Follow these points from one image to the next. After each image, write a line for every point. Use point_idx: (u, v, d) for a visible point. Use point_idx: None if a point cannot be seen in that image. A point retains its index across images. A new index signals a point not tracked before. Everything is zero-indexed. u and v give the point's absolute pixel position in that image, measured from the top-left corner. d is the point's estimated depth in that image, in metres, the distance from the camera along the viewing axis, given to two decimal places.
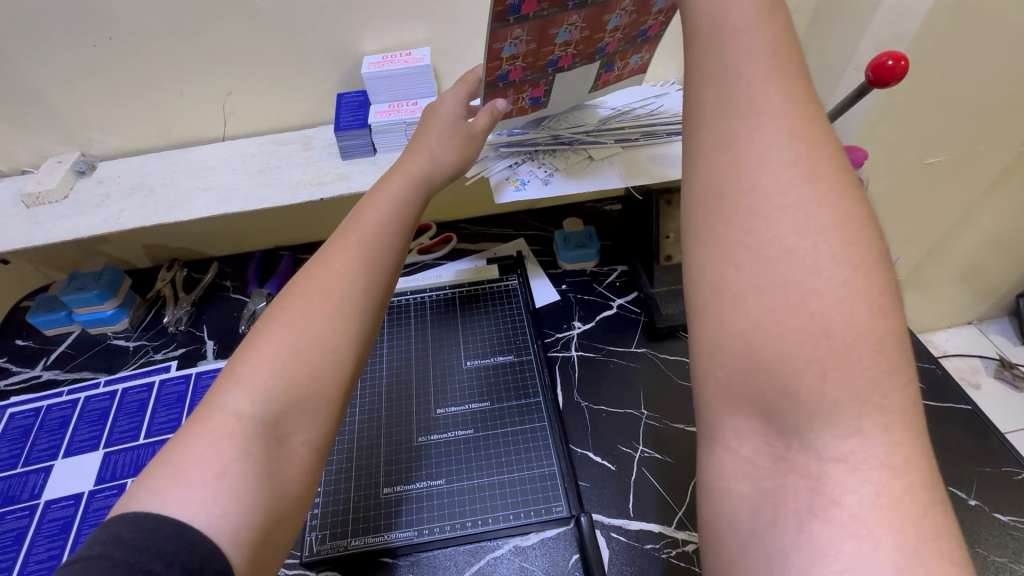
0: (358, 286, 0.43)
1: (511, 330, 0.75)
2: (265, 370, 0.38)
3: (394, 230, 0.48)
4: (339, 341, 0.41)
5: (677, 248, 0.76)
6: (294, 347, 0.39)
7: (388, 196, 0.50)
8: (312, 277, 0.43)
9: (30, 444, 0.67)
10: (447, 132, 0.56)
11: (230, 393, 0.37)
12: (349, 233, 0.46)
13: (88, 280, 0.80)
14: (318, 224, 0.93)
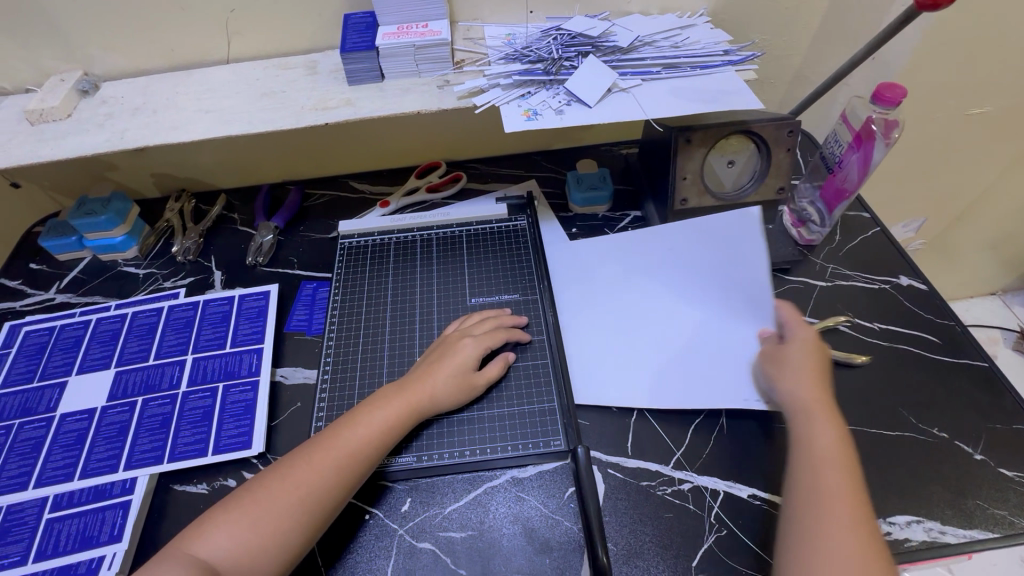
0: (323, 483, 0.51)
1: (517, 269, 0.74)
2: (230, 535, 0.48)
3: (376, 447, 0.55)
4: (291, 538, 0.49)
5: (695, 191, 0.72)
6: (254, 517, 0.49)
7: (386, 406, 0.57)
8: (298, 464, 0.52)
9: (45, 361, 0.69)
10: (455, 375, 0.60)
11: (209, 537, 0.48)
12: (339, 436, 0.55)
13: (97, 205, 0.79)
14: (325, 160, 0.91)
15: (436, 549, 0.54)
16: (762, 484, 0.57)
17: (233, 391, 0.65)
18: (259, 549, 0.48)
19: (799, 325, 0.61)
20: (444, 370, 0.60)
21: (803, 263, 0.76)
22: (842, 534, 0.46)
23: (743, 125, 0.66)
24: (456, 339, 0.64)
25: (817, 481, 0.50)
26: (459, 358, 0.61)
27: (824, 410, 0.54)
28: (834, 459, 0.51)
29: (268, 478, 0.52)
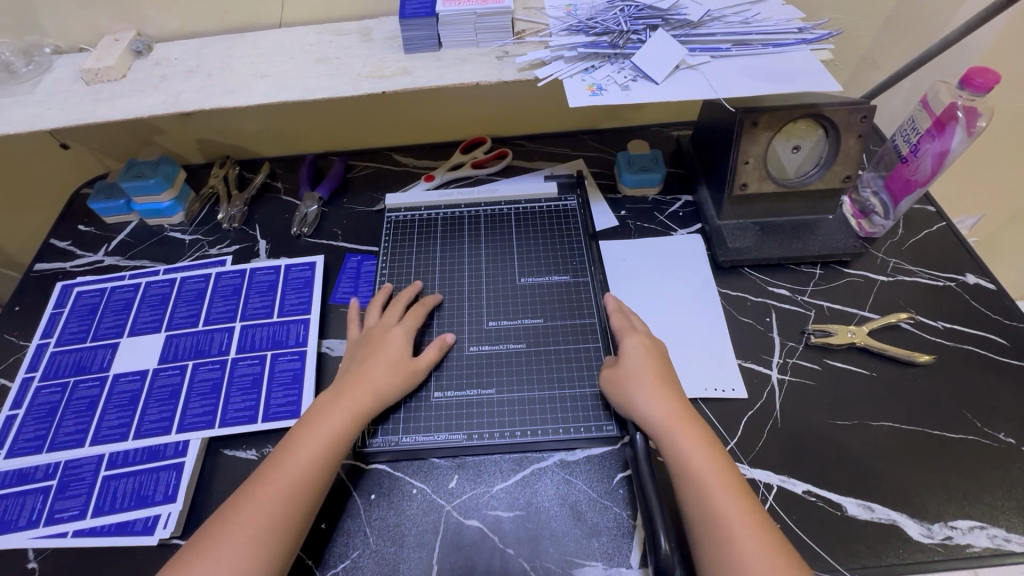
0: (276, 516, 0.48)
1: (566, 251, 0.72)
2: None
3: (325, 467, 0.52)
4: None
5: (756, 176, 0.69)
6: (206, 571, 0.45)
7: (326, 421, 0.54)
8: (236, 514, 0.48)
9: (97, 321, 0.70)
10: (388, 363, 0.59)
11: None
12: (273, 473, 0.50)
13: (145, 169, 0.79)
14: (370, 130, 0.90)
15: (484, 526, 0.54)
16: (817, 480, 0.56)
17: (281, 360, 0.65)
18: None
19: (627, 336, 0.60)
20: (380, 373, 0.58)
21: (863, 256, 0.73)
22: (732, 522, 0.46)
23: (813, 109, 0.63)
24: (387, 339, 0.61)
25: (708, 505, 0.47)
26: (394, 360, 0.59)
27: (677, 418, 0.52)
28: (710, 473, 0.49)
29: (214, 531, 0.48)
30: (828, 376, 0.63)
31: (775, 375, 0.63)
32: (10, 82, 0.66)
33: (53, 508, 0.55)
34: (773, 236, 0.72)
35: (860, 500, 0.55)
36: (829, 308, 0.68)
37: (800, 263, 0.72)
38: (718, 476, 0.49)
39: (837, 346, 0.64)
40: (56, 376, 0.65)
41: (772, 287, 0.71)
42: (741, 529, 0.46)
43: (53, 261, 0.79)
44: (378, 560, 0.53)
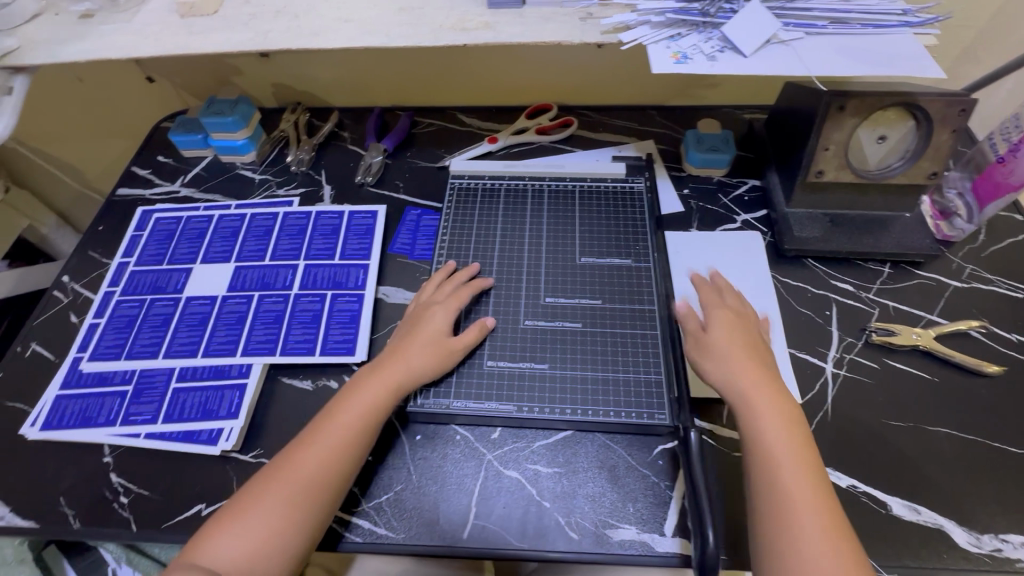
0: (316, 479, 0.50)
1: (629, 232, 0.70)
2: (236, 542, 0.47)
3: (362, 437, 0.53)
4: (296, 534, 0.48)
5: (834, 164, 0.66)
6: (248, 526, 0.48)
7: (368, 391, 0.55)
8: (288, 465, 0.51)
9: (174, 247, 0.74)
10: (428, 345, 0.58)
11: (213, 540, 0.47)
12: (320, 432, 0.53)
13: (224, 106, 0.82)
14: (437, 88, 0.90)
15: (522, 478, 0.56)
16: (862, 476, 0.55)
17: (340, 300, 0.68)
18: (261, 553, 0.47)
19: (715, 304, 0.59)
20: (419, 354, 0.58)
21: (938, 259, 0.69)
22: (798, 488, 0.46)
23: (908, 96, 0.60)
24: (429, 320, 0.60)
25: (777, 483, 0.46)
26: (435, 343, 0.59)
27: (757, 389, 0.52)
28: (788, 454, 0.48)
29: (257, 490, 0.50)
30: (887, 376, 0.61)
31: (830, 369, 0.62)
32: (111, 11, 0.70)
33: (128, 411, 0.60)
34: (843, 229, 0.70)
35: (907, 501, 0.53)
36: (895, 308, 0.66)
37: (869, 260, 0.70)
38: (796, 458, 0.48)
39: (900, 347, 0.62)
40: (134, 293, 0.70)
41: (835, 281, 0.68)
42: (809, 510, 0.45)
43: (134, 187, 0.84)
44: (418, 496, 0.56)
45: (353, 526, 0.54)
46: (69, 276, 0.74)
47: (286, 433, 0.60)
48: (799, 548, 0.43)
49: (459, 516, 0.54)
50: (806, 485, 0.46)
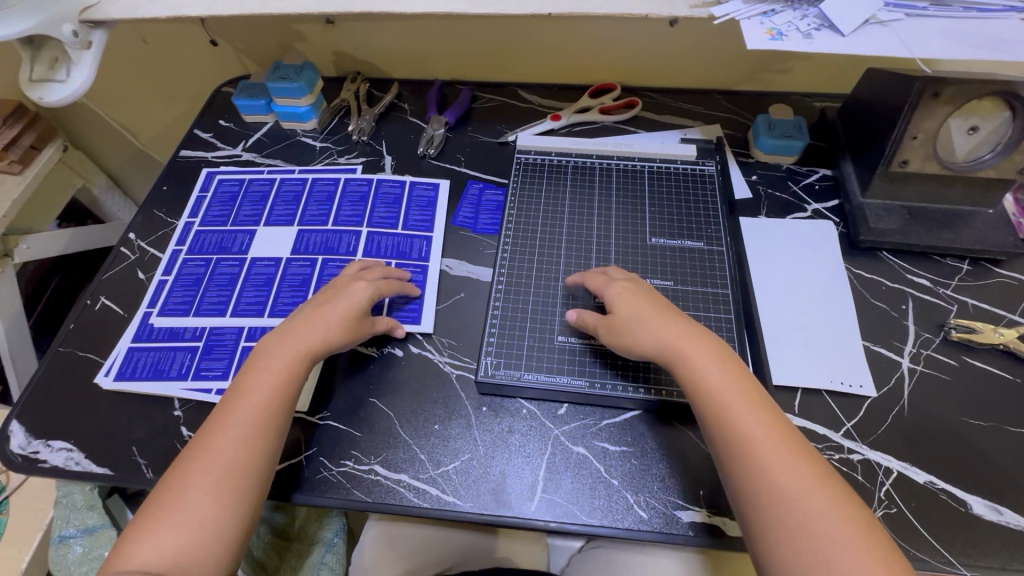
0: (238, 462, 0.47)
1: (701, 215, 0.68)
2: (162, 543, 0.44)
3: (279, 408, 0.51)
4: (228, 517, 0.46)
5: (920, 154, 0.64)
6: (176, 527, 0.44)
7: (267, 365, 0.52)
8: (198, 457, 0.47)
9: (237, 209, 0.74)
10: (346, 319, 0.57)
11: (132, 544, 0.44)
12: (228, 415, 0.50)
13: (290, 72, 0.81)
14: (499, 63, 0.89)
15: (590, 455, 0.56)
16: (942, 473, 0.54)
17: (404, 269, 0.68)
18: (201, 538, 0.44)
19: (606, 287, 0.58)
20: (325, 328, 0.55)
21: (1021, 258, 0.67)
22: (795, 479, 0.43)
23: (1012, 85, 0.57)
24: (338, 297, 0.58)
25: (766, 469, 0.44)
26: (332, 318, 0.56)
27: (727, 373, 0.49)
28: (762, 434, 0.46)
29: (174, 489, 0.46)
30: (966, 374, 0.59)
31: (907, 364, 0.60)
32: None
33: (199, 366, 0.61)
34: (922, 222, 0.68)
35: (989, 501, 0.52)
36: (974, 305, 0.64)
37: (946, 256, 0.68)
38: (771, 440, 0.45)
39: (980, 345, 0.61)
40: (200, 252, 0.70)
41: (911, 275, 0.67)
42: (809, 490, 0.42)
43: (196, 149, 0.84)
44: (485, 467, 0.55)
45: (420, 492, 0.54)
46: (135, 233, 0.75)
47: (354, 397, 0.60)
48: (806, 518, 0.41)
49: (526, 488, 0.54)
50: (813, 490, 0.43)
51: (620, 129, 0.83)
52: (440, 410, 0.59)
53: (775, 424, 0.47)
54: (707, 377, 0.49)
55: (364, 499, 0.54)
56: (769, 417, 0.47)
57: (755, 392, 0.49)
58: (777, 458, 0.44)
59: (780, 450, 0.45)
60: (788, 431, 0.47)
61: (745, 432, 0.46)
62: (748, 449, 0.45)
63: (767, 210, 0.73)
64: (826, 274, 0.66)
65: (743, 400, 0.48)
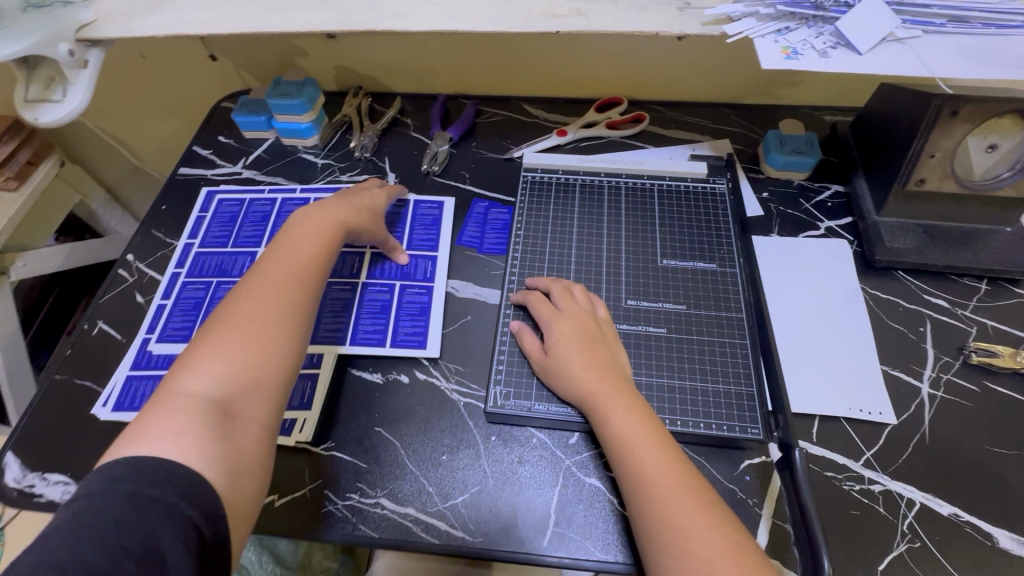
0: (287, 302, 0.52)
1: (712, 235, 0.67)
2: (219, 366, 0.46)
3: (318, 266, 0.57)
4: (280, 347, 0.49)
5: (936, 173, 0.63)
6: (230, 354, 0.47)
7: (299, 237, 0.58)
8: (243, 302, 0.51)
9: (237, 230, 0.73)
10: (366, 206, 0.66)
11: (178, 383, 0.45)
12: (267, 272, 0.54)
13: (291, 88, 0.80)
14: (503, 78, 0.88)
15: (603, 487, 0.54)
16: (966, 505, 0.52)
17: (409, 292, 0.66)
18: (256, 374, 0.47)
19: (547, 324, 0.57)
20: (351, 212, 0.63)
21: None
22: (691, 526, 0.42)
23: None
24: (358, 193, 0.67)
25: (658, 505, 0.44)
26: (356, 206, 0.65)
27: (629, 416, 0.49)
28: (660, 469, 0.46)
29: (223, 325, 0.49)
30: (988, 400, 0.57)
31: (926, 389, 0.58)
32: None
33: None
34: (938, 241, 0.66)
35: (1014, 534, 0.50)
36: (994, 327, 0.62)
37: (963, 275, 0.66)
38: (670, 482, 0.45)
39: (1001, 369, 0.59)
40: (199, 275, 0.69)
41: (928, 295, 0.65)
42: (702, 537, 0.42)
43: (196, 167, 0.83)
44: (495, 500, 0.54)
45: (429, 527, 0.53)
46: (133, 254, 0.73)
47: (359, 426, 0.58)
48: (690, 551, 0.41)
49: (538, 522, 0.53)
50: (710, 541, 0.42)
51: (628, 145, 0.81)
52: (448, 440, 0.57)
53: (677, 468, 0.46)
54: (609, 422, 0.50)
55: (371, 535, 0.52)
56: (672, 461, 0.47)
57: (661, 437, 0.49)
58: (673, 505, 0.44)
59: (679, 494, 0.44)
60: (691, 476, 0.46)
61: (643, 481, 0.46)
62: (644, 499, 0.45)
63: (779, 228, 0.71)
64: (839, 295, 0.65)
65: (648, 446, 0.47)
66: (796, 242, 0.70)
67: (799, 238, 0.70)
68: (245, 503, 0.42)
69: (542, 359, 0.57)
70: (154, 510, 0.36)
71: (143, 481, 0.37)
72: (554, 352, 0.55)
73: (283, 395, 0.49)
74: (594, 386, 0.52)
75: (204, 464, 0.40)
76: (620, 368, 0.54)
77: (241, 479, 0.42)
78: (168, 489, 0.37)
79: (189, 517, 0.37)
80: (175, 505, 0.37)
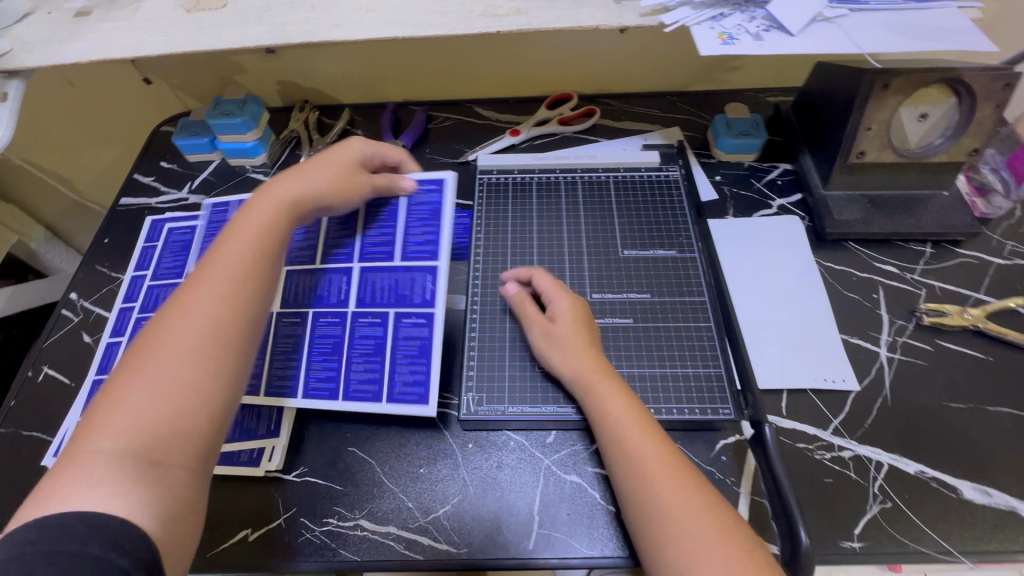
0: (220, 319, 0.47)
1: (670, 221, 0.68)
2: (140, 410, 0.41)
3: (255, 268, 0.52)
4: (218, 374, 0.45)
5: (875, 145, 0.65)
6: (157, 394, 0.42)
7: (235, 240, 0.53)
8: (166, 330, 0.45)
9: (191, 257, 0.69)
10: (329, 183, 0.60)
11: (89, 437, 0.39)
12: (185, 289, 0.48)
13: (232, 107, 0.77)
14: (452, 82, 0.87)
15: (585, 482, 0.54)
16: (929, 461, 0.54)
17: (408, 321, 0.59)
18: (189, 410, 0.42)
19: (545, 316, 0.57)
20: (295, 201, 0.58)
21: (978, 237, 0.69)
22: (687, 519, 0.42)
23: (954, 73, 0.58)
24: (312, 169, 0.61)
25: (648, 494, 0.44)
26: (306, 193, 0.59)
27: (625, 407, 0.49)
28: (654, 461, 0.46)
29: (145, 358, 0.43)
30: (941, 358, 0.60)
31: (884, 353, 0.61)
32: (108, 7, 0.65)
33: None
34: (883, 210, 0.69)
35: (977, 484, 0.53)
36: (941, 288, 0.65)
37: (909, 240, 0.69)
38: (666, 476, 0.44)
39: (951, 327, 0.62)
40: (155, 310, 0.65)
41: (878, 263, 0.67)
42: (698, 526, 0.42)
43: (138, 196, 0.79)
44: (477, 508, 0.53)
45: (411, 543, 0.51)
46: (77, 292, 0.70)
47: (332, 448, 0.57)
48: (685, 538, 0.41)
49: (521, 525, 0.52)
50: (705, 530, 0.41)
51: (582, 139, 0.82)
52: (424, 452, 0.56)
53: (668, 460, 0.46)
54: (607, 412, 0.49)
55: (352, 559, 0.51)
56: (663, 455, 0.46)
57: (655, 430, 0.48)
58: (666, 495, 0.44)
59: (673, 485, 0.44)
60: (682, 467, 0.46)
61: (640, 469, 0.46)
62: (641, 491, 0.45)
63: (734, 211, 0.73)
64: (796, 271, 0.66)
65: (642, 440, 0.47)
66: (751, 222, 0.71)
67: (758, 221, 0.71)
68: (180, 549, 0.39)
69: (545, 348, 0.55)
70: (80, 564, 0.32)
71: (62, 538, 0.33)
72: (557, 340, 0.54)
73: (219, 433, 0.44)
74: (593, 377, 0.51)
75: (135, 516, 0.37)
76: (612, 364, 0.53)
77: (176, 524, 0.39)
78: (91, 540, 0.34)
79: (121, 567, 0.33)
80: (102, 557, 0.33)
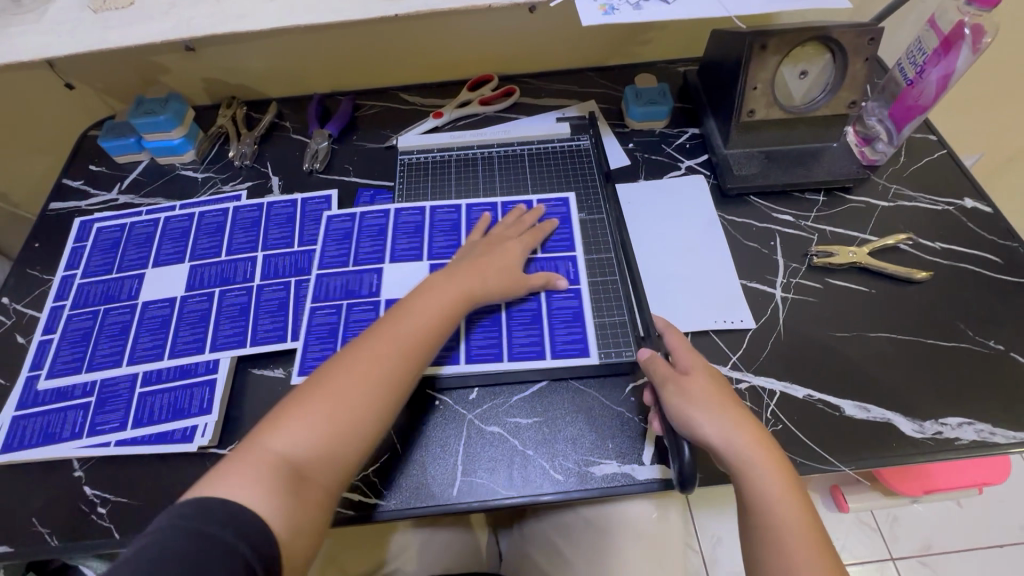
0: (396, 374, 0.51)
1: (580, 187, 0.73)
2: (303, 429, 0.46)
3: (434, 335, 0.55)
4: (367, 421, 0.48)
5: (763, 103, 0.70)
6: (313, 419, 0.47)
7: (421, 312, 0.55)
8: (347, 370, 0.50)
9: (121, 254, 0.72)
10: (503, 272, 0.61)
11: (265, 439, 0.45)
12: (395, 335, 0.53)
13: (155, 105, 0.79)
14: (377, 71, 0.90)
15: (504, 432, 0.58)
16: (816, 385, 0.59)
17: (356, 309, 0.63)
18: (336, 446, 0.47)
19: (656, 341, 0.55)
20: (483, 279, 0.59)
21: (865, 183, 0.74)
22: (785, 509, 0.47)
23: (823, 31, 0.63)
24: (493, 251, 0.62)
25: (751, 481, 0.48)
26: (488, 272, 0.60)
27: (731, 411, 0.50)
28: (759, 455, 0.48)
29: (324, 381, 0.49)
30: (830, 294, 0.65)
31: (779, 294, 0.66)
32: (14, 12, 0.65)
33: (94, 422, 0.58)
34: (778, 164, 0.74)
35: (858, 402, 0.58)
36: (832, 232, 0.70)
37: (805, 191, 0.74)
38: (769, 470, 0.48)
39: (839, 266, 0.67)
40: (86, 305, 0.67)
41: (777, 214, 0.73)
42: (789, 514, 0.47)
43: (67, 200, 0.80)
44: (406, 463, 0.56)
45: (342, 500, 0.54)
46: (9, 297, 0.71)
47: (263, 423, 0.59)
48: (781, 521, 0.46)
49: (447, 476, 0.56)
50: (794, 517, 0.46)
51: (503, 117, 0.85)
52: None
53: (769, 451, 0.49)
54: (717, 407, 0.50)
55: None
56: (760, 444, 0.49)
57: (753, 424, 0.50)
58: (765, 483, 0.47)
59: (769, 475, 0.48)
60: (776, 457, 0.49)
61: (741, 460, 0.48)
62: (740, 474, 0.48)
63: (645, 175, 0.77)
64: (701, 226, 0.71)
65: (752, 432, 0.50)
66: (660, 184, 0.76)
67: (666, 183, 0.76)
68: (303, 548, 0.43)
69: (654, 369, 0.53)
70: (214, 550, 0.37)
71: (204, 520, 0.38)
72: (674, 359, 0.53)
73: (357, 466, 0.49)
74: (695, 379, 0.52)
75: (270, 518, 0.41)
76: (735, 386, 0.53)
77: (302, 532, 0.43)
78: (227, 528, 0.39)
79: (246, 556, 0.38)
80: (232, 546, 0.38)
